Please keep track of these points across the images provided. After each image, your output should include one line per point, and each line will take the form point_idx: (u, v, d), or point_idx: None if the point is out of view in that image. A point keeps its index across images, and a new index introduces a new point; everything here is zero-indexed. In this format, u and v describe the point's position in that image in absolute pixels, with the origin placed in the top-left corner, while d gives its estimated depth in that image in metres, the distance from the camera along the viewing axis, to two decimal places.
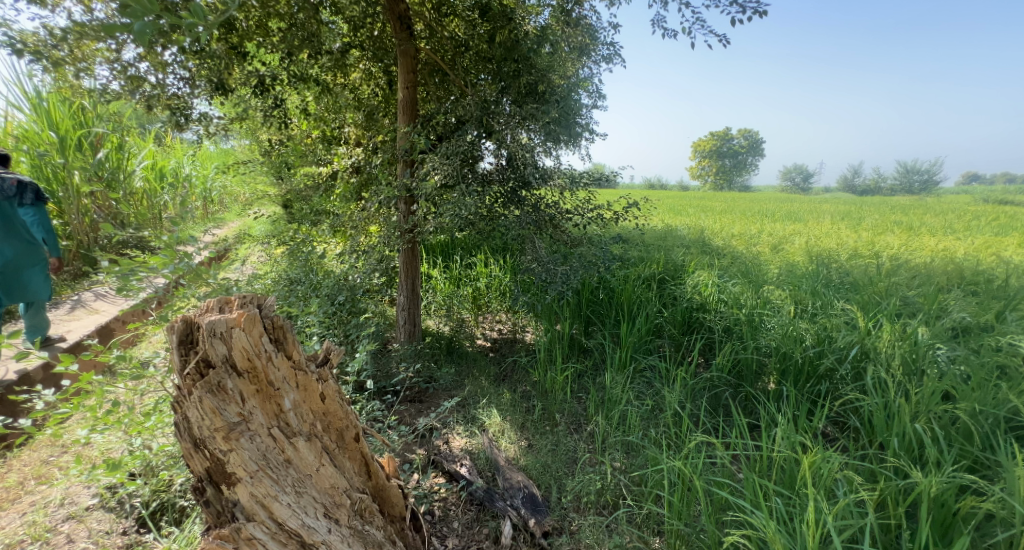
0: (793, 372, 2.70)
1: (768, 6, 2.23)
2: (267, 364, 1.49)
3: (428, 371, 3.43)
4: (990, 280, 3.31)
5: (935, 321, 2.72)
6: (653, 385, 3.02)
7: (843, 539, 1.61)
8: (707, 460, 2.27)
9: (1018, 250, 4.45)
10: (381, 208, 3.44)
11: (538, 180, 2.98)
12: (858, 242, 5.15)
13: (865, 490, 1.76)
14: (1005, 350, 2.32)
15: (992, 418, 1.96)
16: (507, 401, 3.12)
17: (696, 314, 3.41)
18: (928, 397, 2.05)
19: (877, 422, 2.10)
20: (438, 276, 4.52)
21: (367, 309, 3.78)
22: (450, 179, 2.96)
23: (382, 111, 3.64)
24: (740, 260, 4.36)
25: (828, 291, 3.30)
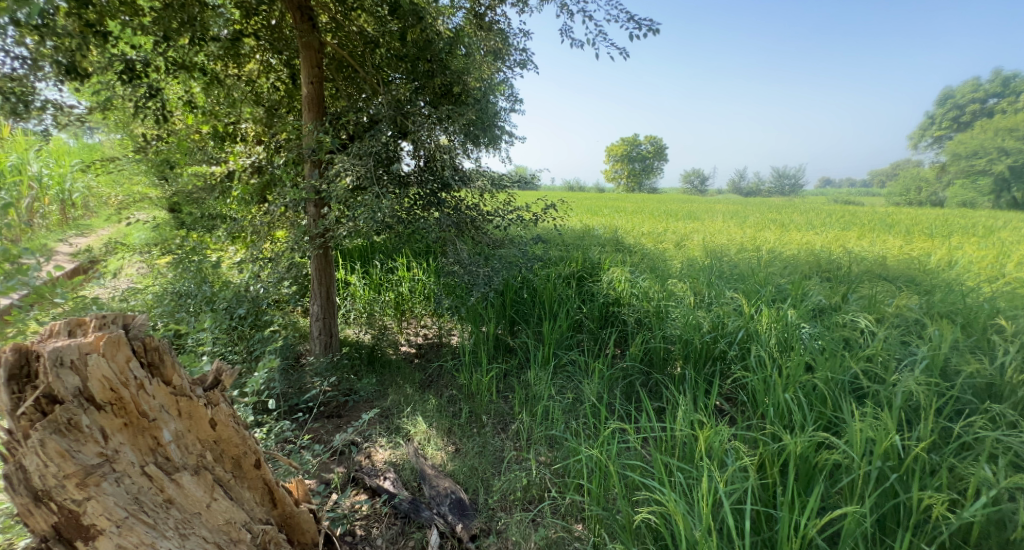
0: (694, 357, 2.96)
1: (659, 25, 2.60)
2: (137, 393, 1.30)
3: (348, 384, 3.27)
4: (842, 267, 3.91)
5: (801, 304, 3.15)
6: (573, 378, 3.14)
7: (733, 503, 1.80)
8: (621, 445, 2.40)
9: (860, 241, 5.31)
10: (286, 212, 3.23)
11: (458, 182, 2.99)
12: (744, 237, 5.81)
13: (750, 456, 1.98)
14: (850, 325, 2.75)
15: (842, 383, 2.32)
16: (431, 407, 3.04)
17: (612, 309, 3.61)
18: (796, 369, 2.37)
19: (758, 395, 2.38)
20: (356, 282, 4.29)
21: (274, 321, 3.49)
22: (363, 180, 2.79)
23: (284, 106, 3.48)
24: (648, 256, 4.67)
25: (720, 282, 3.67)
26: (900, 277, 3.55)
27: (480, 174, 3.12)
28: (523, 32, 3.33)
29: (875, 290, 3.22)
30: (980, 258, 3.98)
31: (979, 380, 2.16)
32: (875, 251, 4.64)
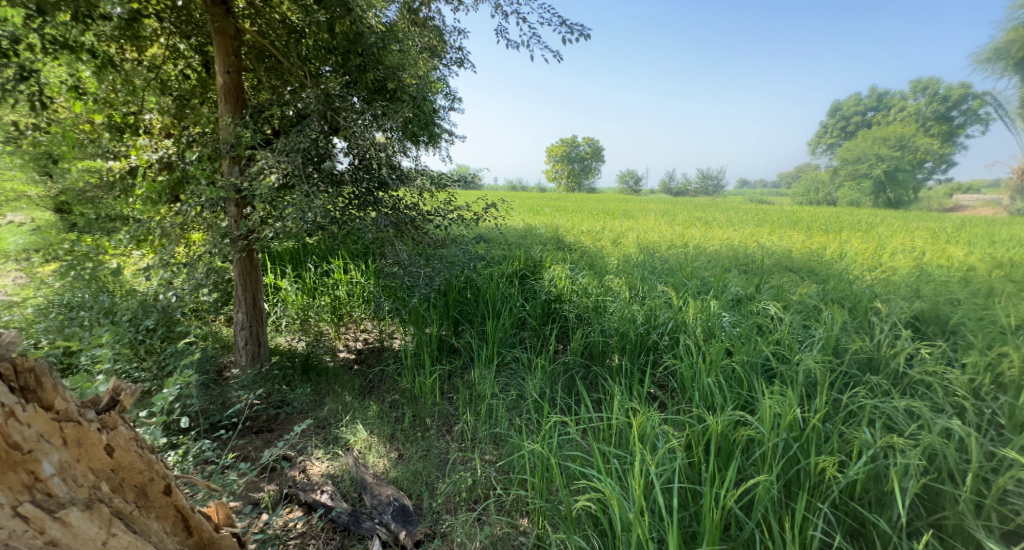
0: (630, 348, 3.09)
1: (588, 31, 2.83)
2: (8, 423, 1.12)
3: (279, 395, 3.06)
4: (758, 261, 4.26)
5: (723, 294, 3.39)
6: (516, 375, 3.15)
7: (665, 483, 1.90)
8: (562, 438, 2.45)
9: (770, 236, 5.82)
10: (202, 212, 2.94)
11: (396, 180, 2.93)
12: (672, 234, 6.15)
13: (678, 438, 2.11)
14: (764, 312, 3.01)
15: (756, 365, 2.52)
16: (373, 414, 2.91)
17: (554, 306, 3.66)
18: (717, 354, 2.55)
19: (686, 381, 2.53)
20: (287, 287, 4.01)
21: (190, 331, 3.19)
22: (290, 178, 2.60)
23: (197, 97, 3.18)
24: (586, 254, 4.80)
25: (651, 277, 3.85)
26: (804, 268, 3.94)
27: (421, 173, 3.12)
28: (459, 27, 3.32)
29: (784, 280, 3.54)
30: (865, 251, 4.53)
31: (864, 356, 2.45)
32: (784, 245, 5.10)
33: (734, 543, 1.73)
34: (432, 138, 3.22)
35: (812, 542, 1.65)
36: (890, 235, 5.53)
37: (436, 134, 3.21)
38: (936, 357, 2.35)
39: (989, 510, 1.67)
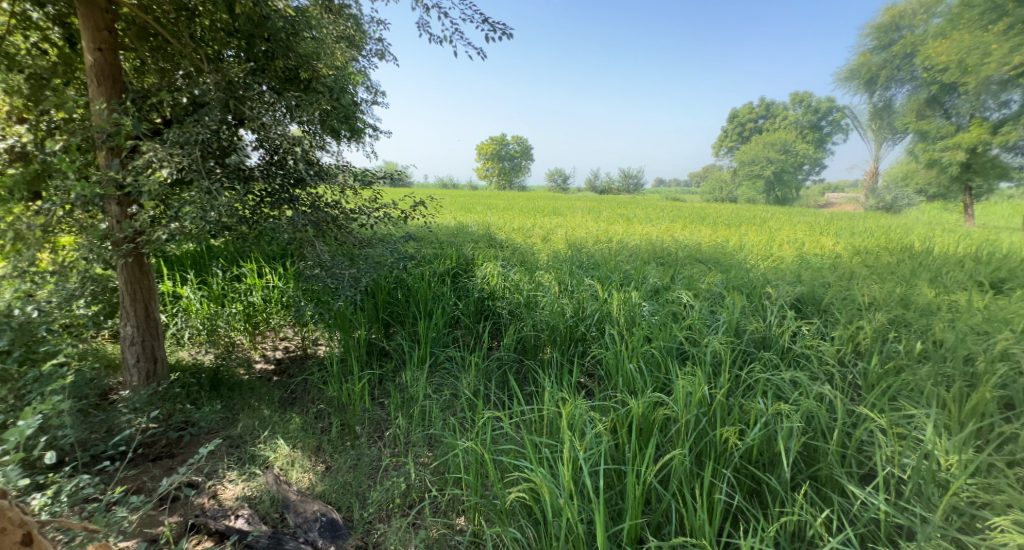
0: (561, 340, 3.10)
1: (512, 30, 2.77)
2: None
3: (182, 415, 2.69)
4: (675, 254, 4.52)
5: (643, 285, 3.54)
6: (450, 374, 3.03)
7: (595, 468, 1.93)
8: (496, 432, 2.40)
9: (684, 231, 6.23)
10: (75, 209, 2.50)
11: (315, 177, 2.68)
12: (597, 231, 6.35)
13: (604, 423, 2.14)
14: (678, 301, 3.20)
15: (672, 350, 2.65)
16: (296, 427, 2.65)
17: (488, 303, 3.57)
18: (636, 341, 2.65)
19: (610, 369, 2.59)
20: (188, 295, 3.50)
21: (61, 350, 2.53)
22: (186, 173, 2.26)
23: (58, 77, 2.64)
24: (518, 251, 4.77)
25: (578, 271, 3.93)
26: (712, 260, 4.26)
27: (344, 169, 2.91)
28: (377, 19, 3.14)
29: (693, 271, 3.79)
30: (761, 244, 5.01)
31: (760, 335, 2.68)
32: (694, 239, 5.48)
33: (654, 516, 1.81)
34: (353, 132, 3.01)
35: (718, 506, 1.76)
36: (778, 229, 6.21)
37: (357, 128, 3.00)
38: (813, 333, 2.65)
39: (849, 458, 1.91)
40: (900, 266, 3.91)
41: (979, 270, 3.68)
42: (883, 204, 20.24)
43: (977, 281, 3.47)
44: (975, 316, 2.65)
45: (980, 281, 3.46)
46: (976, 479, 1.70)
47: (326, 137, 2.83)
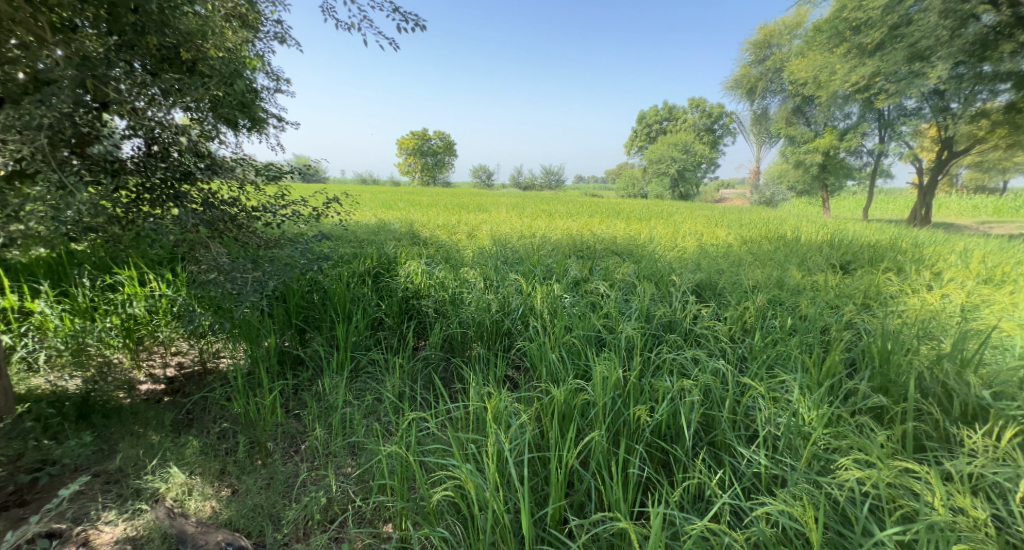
0: (487, 337, 3.10)
1: (425, 23, 2.70)
2: None
3: (39, 453, 2.14)
4: (594, 247, 4.79)
5: (565, 278, 3.68)
6: (374, 378, 2.91)
7: (517, 459, 2.01)
8: (422, 433, 2.38)
9: (601, 225, 6.61)
10: None
11: (206, 172, 2.49)
12: (522, 226, 6.52)
13: (527, 414, 2.23)
14: (596, 292, 3.40)
15: (592, 338, 2.80)
16: (193, 452, 2.36)
17: (413, 302, 3.45)
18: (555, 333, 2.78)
19: (533, 361, 2.68)
20: (43, 310, 2.92)
21: None
22: (29, 163, 1.91)
23: None
24: (444, 247, 4.67)
25: (504, 267, 3.95)
26: (626, 251, 4.59)
27: (244, 163, 2.69)
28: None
29: (609, 263, 4.04)
30: (668, 237, 5.49)
31: (667, 319, 2.94)
32: (610, 233, 5.85)
33: (575, 497, 1.93)
34: (254, 122, 2.79)
35: (632, 480, 1.92)
36: (681, 222, 6.84)
37: (258, 117, 2.78)
38: (709, 316, 2.95)
39: (738, 423, 2.14)
40: (775, 253, 4.52)
41: (834, 255, 4.36)
42: (765, 197, 22.94)
43: (835, 264, 4.12)
44: (829, 294, 3.15)
45: (837, 263, 4.10)
46: (830, 429, 1.95)
47: (219, 127, 2.59)
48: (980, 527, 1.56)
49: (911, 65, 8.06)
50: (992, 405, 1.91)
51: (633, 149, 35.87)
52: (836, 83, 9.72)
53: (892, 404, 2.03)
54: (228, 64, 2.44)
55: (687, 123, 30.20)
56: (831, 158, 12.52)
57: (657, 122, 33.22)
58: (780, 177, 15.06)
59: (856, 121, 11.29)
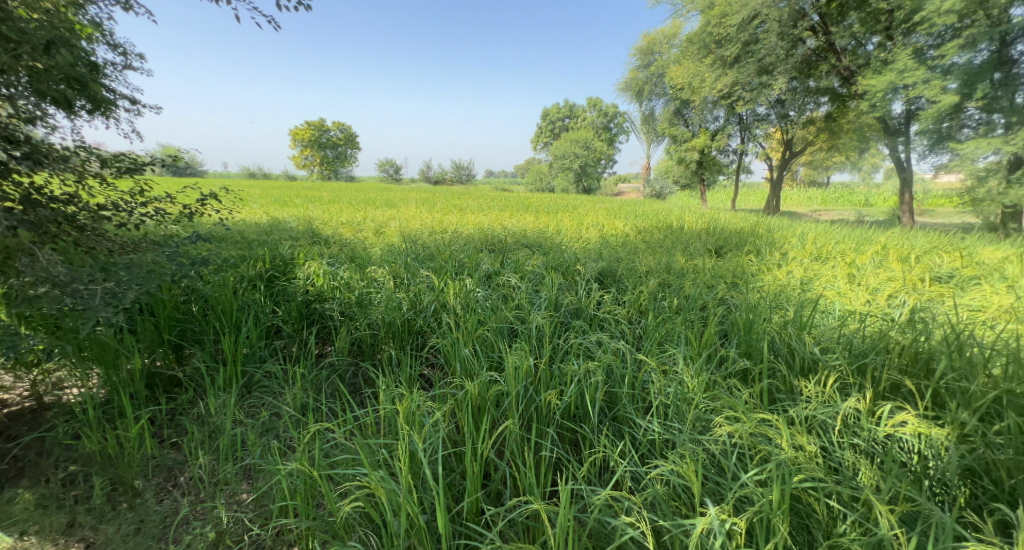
0: (400, 337, 2.76)
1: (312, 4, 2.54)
2: None
3: None
4: (504, 241, 4.89)
5: (475, 270, 3.58)
6: (269, 393, 2.44)
7: (434, 459, 1.78)
8: (327, 445, 2.01)
9: (511, 219, 6.77)
10: None
11: (28, 164, 2.06)
12: (433, 221, 6.42)
13: (442, 411, 1.97)
14: (508, 284, 3.31)
15: (507, 328, 2.64)
16: (25, 507, 1.83)
17: (314, 306, 2.99)
18: (469, 327, 2.55)
19: (448, 355, 2.41)
20: None
21: None
22: None
23: None
24: (348, 246, 4.28)
25: (415, 263, 3.63)
26: (535, 243, 4.79)
27: (82, 151, 2.35)
28: None
29: (520, 255, 4.15)
30: (574, 229, 5.78)
31: (575, 306, 2.96)
32: (521, 226, 6.06)
33: (491, 486, 1.74)
34: (95, 102, 2.29)
35: (544, 461, 1.76)
36: (585, 215, 7.26)
37: (101, 98, 2.29)
38: (610, 300, 3.11)
39: (636, 394, 2.03)
40: (664, 240, 5.03)
41: (709, 240, 4.98)
42: (655, 191, 25.20)
43: (713, 249, 4.70)
44: (707, 275, 3.59)
45: (713, 248, 4.69)
46: (708, 392, 1.89)
47: (43, 105, 2.12)
48: (818, 464, 1.51)
49: (760, 78, 9.48)
50: (823, 360, 1.97)
51: (538, 144, 37.29)
52: (705, 90, 10.82)
53: (808, 362, 2.03)
54: (55, 33, 1.95)
55: (585, 121, 32.02)
56: (705, 156, 14.11)
57: (559, 120, 34.75)
58: (667, 174, 16.57)
59: (723, 124, 12.84)
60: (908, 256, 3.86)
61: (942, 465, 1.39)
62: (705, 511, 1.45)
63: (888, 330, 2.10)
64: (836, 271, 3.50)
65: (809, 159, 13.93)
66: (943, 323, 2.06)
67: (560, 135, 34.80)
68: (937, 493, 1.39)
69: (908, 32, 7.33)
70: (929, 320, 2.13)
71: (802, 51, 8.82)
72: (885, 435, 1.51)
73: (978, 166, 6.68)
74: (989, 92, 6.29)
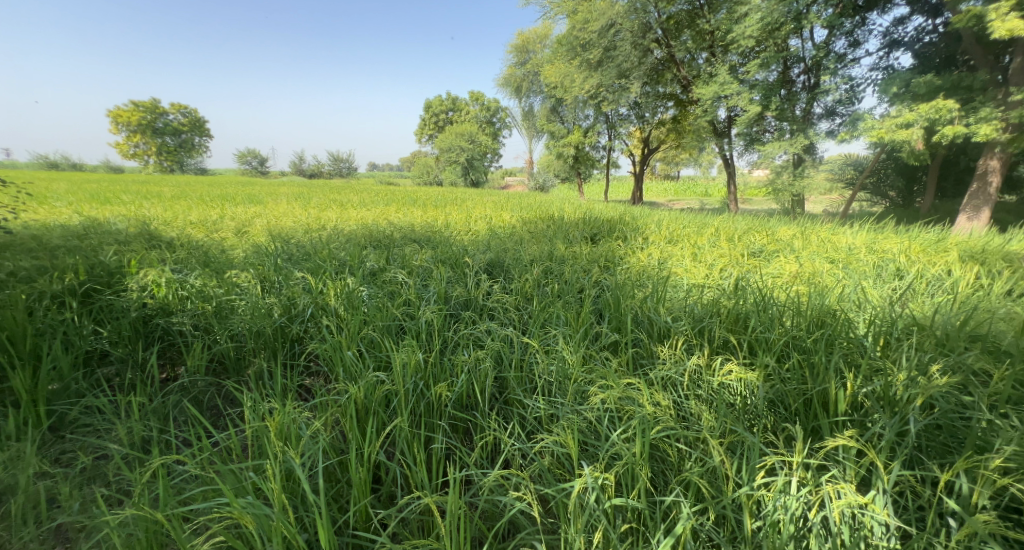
0: (271, 346, 2.37)
1: None
2: None
3: None
4: (389, 237, 4.75)
5: (359, 269, 3.42)
6: (93, 431, 1.87)
7: (315, 470, 1.63)
8: (177, 480, 1.64)
9: (396, 214, 6.61)
10: None
11: None
12: (308, 218, 6.00)
13: (323, 422, 1.78)
14: (395, 281, 3.26)
15: (393, 327, 2.51)
16: None
17: (154, 321, 2.42)
18: (351, 328, 2.35)
19: (330, 361, 2.19)
20: None
21: None
22: None
23: None
24: (200, 248, 3.67)
25: (287, 265, 3.29)
26: (422, 238, 4.75)
27: None
28: None
29: (406, 251, 4.08)
30: (462, 223, 5.85)
31: (464, 298, 3.01)
32: (408, 221, 5.96)
33: (382, 489, 1.65)
34: None
35: (436, 454, 1.76)
36: (472, 209, 7.42)
37: None
38: (499, 290, 3.20)
39: (521, 377, 2.14)
40: (548, 230, 5.35)
41: (586, 229, 5.42)
42: (537, 184, 26.43)
43: (590, 237, 5.12)
44: (584, 261, 3.92)
45: (589, 236, 5.10)
46: (585, 367, 2.09)
47: None
48: (671, 415, 1.74)
49: (620, 81, 10.46)
50: (674, 326, 2.31)
51: (422, 138, 36.65)
52: (576, 90, 11.56)
53: (677, 335, 2.23)
54: None
55: (468, 116, 32.36)
56: (580, 152, 15.17)
57: (442, 112, 34.51)
58: (547, 167, 17.41)
59: (593, 122, 13.90)
60: (734, 236, 4.64)
61: (755, 399, 1.70)
62: (581, 472, 1.61)
63: (720, 297, 2.54)
64: (684, 251, 4.07)
65: (662, 155, 15.89)
66: (756, 289, 2.55)
67: (443, 129, 34.61)
68: (753, 422, 1.68)
69: (725, 50, 8.86)
70: (747, 287, 2.62)
71: (651, 60, 9.96)
72: (717, 383, 1.81)
73: (776, 163, 8.35)
74: (780, 104, 7.95)
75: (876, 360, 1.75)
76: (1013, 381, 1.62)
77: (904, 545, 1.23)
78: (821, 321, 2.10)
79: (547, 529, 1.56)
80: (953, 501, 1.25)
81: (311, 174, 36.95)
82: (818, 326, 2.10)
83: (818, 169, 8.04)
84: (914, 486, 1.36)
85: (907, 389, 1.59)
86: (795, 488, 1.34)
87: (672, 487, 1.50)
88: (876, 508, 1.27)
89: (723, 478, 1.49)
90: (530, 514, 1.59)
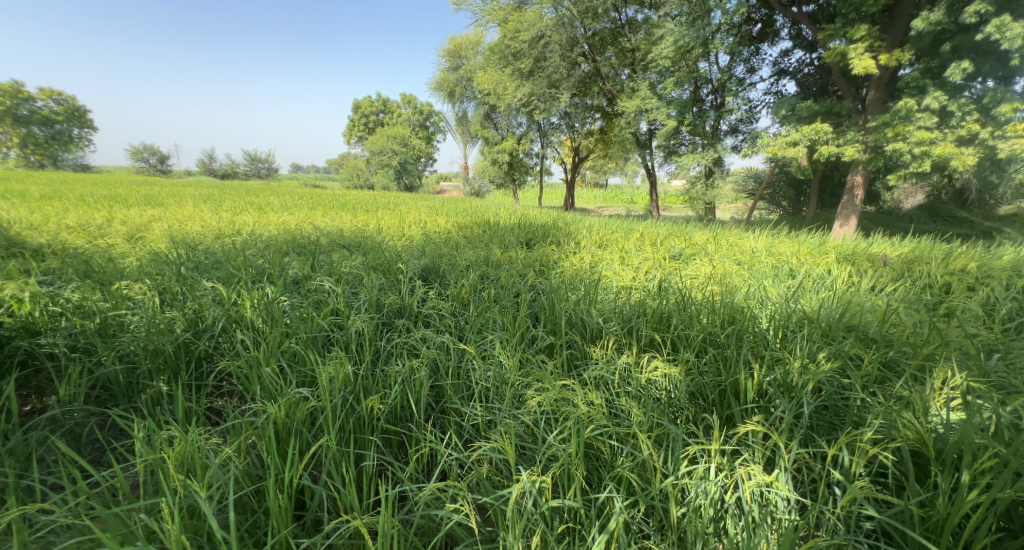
0: (173, 367, 2.15)
1: None
2: None
3: None
4: (314, 243, 4.52)
5: (280, 278, 3.22)
6: None
7: (226, 503, 1.49)
8: (44, 531, 1.42)
9: (322, 219, 6.33)
10: None
11: None
12: (220, 223, 5.55)
13: (235, 449, 1.64)
14: (321, 289, 3.11)
15: (319, 338, 2.38)
16: None
17: (14, 342, 2.08)
18: (271, 342, 2.20)
19: (244, 379, 2.03)
20: None
21: None
22: None
23: None
24: (82, 256, 3.26)
25: (193, 274, 3.02)
26: (352, 244, 4.58)
27: None
28: None
29: (333, 258, 3.91)
30: (393, 228, 5.71)
31: (397, 306, 2.93)
32: (335, 225, 5.72)
33: (307, 514, 1.56)
34: None
35: (367, 472, 1.69)
36: (405, 214, 7.29)
37: None
38: (433, 296, 3.16)
39: (456, 385, 2.12)
40: (483, 236, 5.37)
41: (521, 234, 5.52)
42: (472, 189, 26.50)
43: (525, 242, 5.21)
44: (519, 265, 3.99)
45: (524, 241, 5.19)
46: (521, 371, 2.12)
47: None
48: (603, 413, 1.81)
49: (550, 91, 10.79)
50: (605, 327, 2.42)
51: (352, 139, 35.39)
52: (508, 98, 11.76)
53: (607, 336, 2.33)
54: None
55: (401, 118, 31.77)
56: (514, 158, 15.40)
57: (374, 114, 33.62)
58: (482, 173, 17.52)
59: (525, 130, 14.19)
60: (658, 241, 4.94)
61: (678, 393, 1.82)
62: (518, 476, 1.63)
63: (646, 298, 2.70)
64: (613, 255, 4.26)
65: (592, 164, 16.57)
66: (677, 290, 2.74)
67: (374, 131, 33.64)
68: (677, 415, 1.81)
69: (645, 68, 9.46)
70: (669, 288, 2.80)
71: (579, 73, 10.38)
72: (645, 380, 1.91)
73: (691, 173, 8.99)
74: (693, 120, 8.60)
75: (777, 352, 1.95)
76: (879, 362, 1.88)
77: (801, 516, 1.38)
78: (732, 317, 2.31)
79: (485, 538, 1.57)
80: (837, 472, 1.42)
81: (226, 174, 34.25)
82: (730, 322, 2.30)
83: (726, 180, 8.78)
84: (808, 462, 1.53)
85: (802, 376, 1.78)
86: (713, 475, 1.46)
87: (605, 484, 1.56)
88: (779, 486, 1.42)
89: (651, 469, 1.58)
90: (468, 525, 1.58)
